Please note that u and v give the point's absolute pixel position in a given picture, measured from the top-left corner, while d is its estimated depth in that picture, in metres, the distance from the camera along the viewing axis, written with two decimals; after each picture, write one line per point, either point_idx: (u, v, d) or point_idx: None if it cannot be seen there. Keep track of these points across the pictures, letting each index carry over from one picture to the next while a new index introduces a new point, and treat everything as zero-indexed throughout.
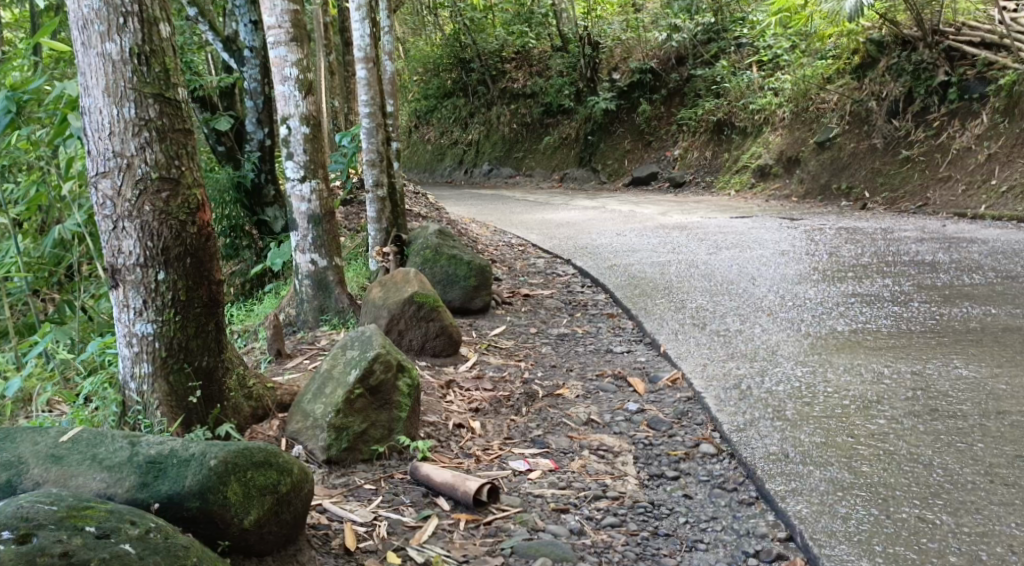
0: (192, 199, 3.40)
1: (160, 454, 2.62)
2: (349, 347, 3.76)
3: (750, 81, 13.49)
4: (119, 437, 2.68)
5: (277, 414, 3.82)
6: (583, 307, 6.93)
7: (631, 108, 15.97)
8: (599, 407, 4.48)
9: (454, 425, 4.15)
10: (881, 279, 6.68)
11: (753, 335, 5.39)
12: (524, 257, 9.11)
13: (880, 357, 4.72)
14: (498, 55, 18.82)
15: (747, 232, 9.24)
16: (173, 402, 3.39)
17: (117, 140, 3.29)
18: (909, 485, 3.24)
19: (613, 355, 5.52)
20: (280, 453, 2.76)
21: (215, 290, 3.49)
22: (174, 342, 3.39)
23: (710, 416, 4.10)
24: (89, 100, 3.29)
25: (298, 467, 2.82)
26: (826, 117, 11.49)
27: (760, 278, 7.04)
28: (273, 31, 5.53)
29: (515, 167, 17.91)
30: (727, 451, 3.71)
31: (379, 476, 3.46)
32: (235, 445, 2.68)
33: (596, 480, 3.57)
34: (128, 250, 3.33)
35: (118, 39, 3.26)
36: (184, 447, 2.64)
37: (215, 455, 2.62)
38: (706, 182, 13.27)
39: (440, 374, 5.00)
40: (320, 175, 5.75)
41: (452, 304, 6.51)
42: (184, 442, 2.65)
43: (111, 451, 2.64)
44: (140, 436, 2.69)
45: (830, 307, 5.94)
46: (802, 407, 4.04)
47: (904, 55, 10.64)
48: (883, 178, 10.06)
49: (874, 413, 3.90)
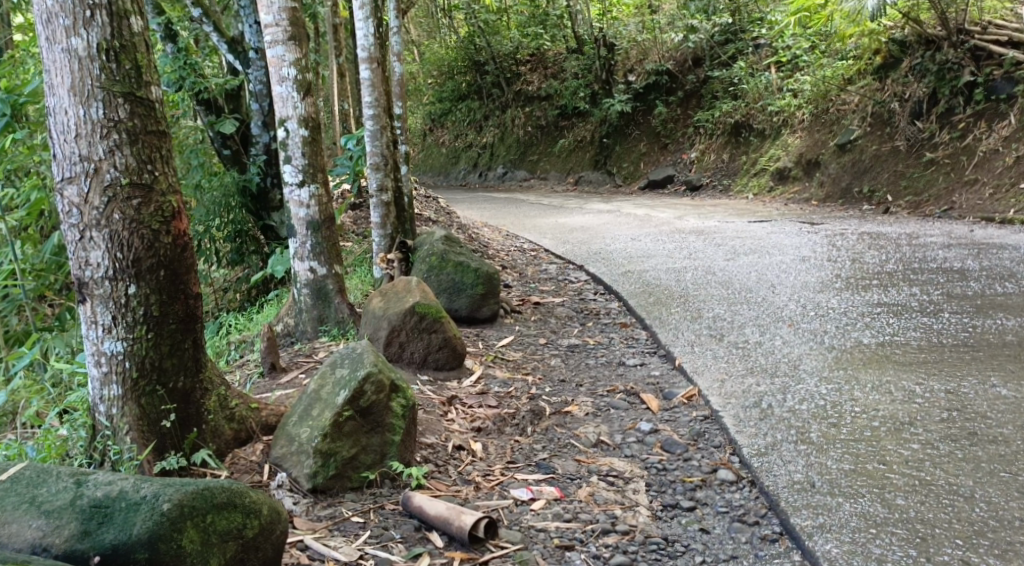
0: (167, 207, 3.14)
1: (106, 497, 2.43)
2: (338, 365, 3.50)
3: (769, 82, 13.12)
4: (64, 476, 2.50)
5: (262, 437, 3.55)
6: (595, 316, 6.64)
7: (646, 110, 15.69)
8: (610, 427, 4.19)
9: (453, 447, 3.88)
10: (908, 287, 6.35)
11: (775, 347, 5.08)
12: (535, 262, 8.84)
13: (911, 373, 4.40)
14: (512, 57, 18.53)
15: (766, 237, 8.91)
16: (144, 427, 3.15)
17: (84, 143, 3.03)
18: (950, 522, 2.93)
19: (625, 369, 5.22)
20: (245, 493, 2.56)
21: (192, 305, 3.24)
22: (146, 361, 3.14)
23: (728, 438, 3.80)
24: (53, 100, 3.04)
25: (268, 507, 2.62)
26: (847, 118, 11.14)
27: (780, 286, 6.73)
28: (270, 30, 5.26)
29: (529, 170, 17.64)
30: (747, 478, 3.42)
31: (368, 507, 3.20)
32: (193, 485, 2.49)
33: (605, 510, 3.28)
34: (95, 262, 3.07)
35: (84, 33, 3.00)
36: (135, 489, 2.45)
37: (170, 498, 2.42)
38: (723, 185, 12.93)
39: (443, 389, 4.72)
40: (319, 180, 5.48)
41: (458, 313, 6.24)
42: (134, 483, 2.46)
43: (52, 493, 2.46)
44: (87, 475, 2.51)
45: (855, 317, 5.62)
46: (828, 429, 3.73)
47: (929, 54, 10.25)
48: (907, 181, 9.70)
49: (907, 437, 3.59)
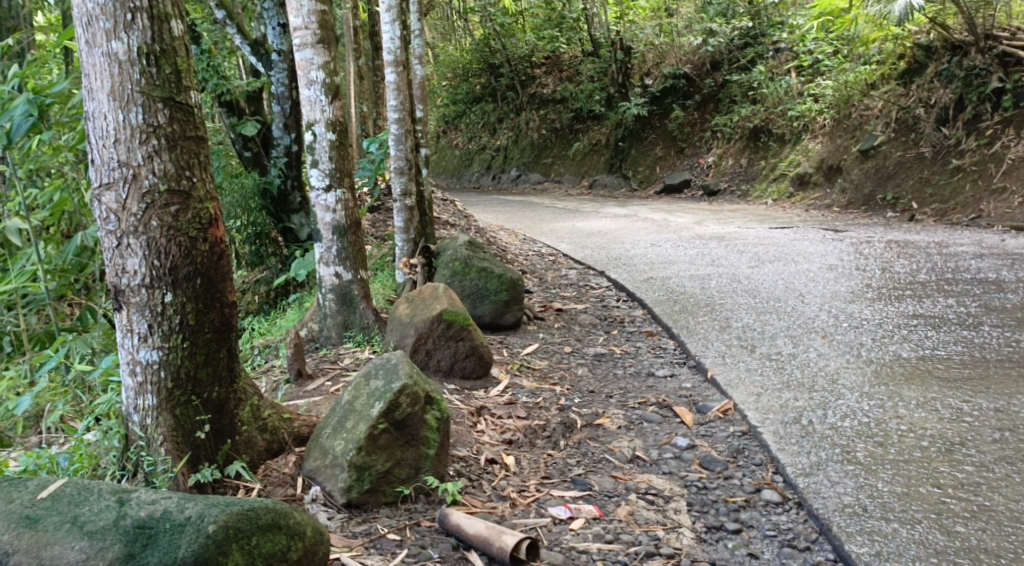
0: (204, 214, 3.09)
1: (150, 518, 2.39)
2: (372, 376, 3.42)
3: (789, 87, 13.00)
4: (106, 495, 2.46)
5: (294, 448, 3.48)
6: (619, 324, 6.55)
7: (664, 114, 15.59)
8: (645, 442, 4.14)
9: (486, 460, 3.82)
10: (943, 298, 6.25)
11: (810, 360, 4.99)
12: (555, 267, 8.75)
13: (955, 389, 4.36)
14: (528, 60, 18.46)
15: (791, 244, 8.80)
16: (178, 439, 3.09)
17: (123, 149, 2.98)
18: (1015, 551, 3.01)
19: (655, 380, 5.13)
20: (289, 514, 2.54)
21: (227, 314, 3.18)
22: (181, 371, 3.08)
23: (769, 456, 3.82)
24: (93, 105, 2.98)
25: (311, 529, 2.61)
26: (870, 123, 10.97)
27: (809, 295, 6.63)
28: (299, 32, 5.22)
29: (544, 173, 17.54)
30: (794, 500, 3.47)
31: (403, 524, 3.14)
32: (238, 506, 2.45)
33: (647, 531, 3.29)
34: (132, 270, 3.01)
35: (125, 37, 2.95)
36: (179, 509, 2.41)
37: (215, 519, 2.38)
38: (742, 191, 12.81)
39: (470, 399, 4.64)
40: (346, 184, 5.41)
41: (481, 319, 6.17)
42: (178, 503, 2.42)
43: (94, 514, 2.40)
44: (129, 494, 2.46)
45: (892, 329, 5.52)
46: (874, 448, 3.77)
47: (955, 60, 10.15)
48: (933, 188, 9.56)
49: (959, 459, 3.62)
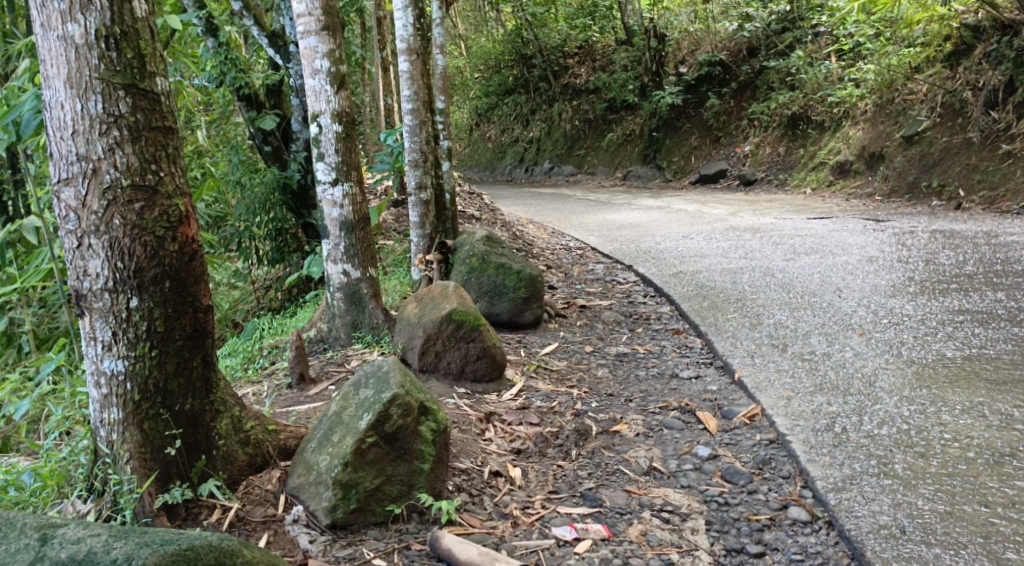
0: (173, 211, 2.86)
1: (73, 558, 2.21)
2: (362, 385, 3.18)
3: (829, 72, 12.54)
4: (28, 531, 2.28)
5: (280, 463, 3.25)
6: (645, 321, 6.23)
7: (699, 102, 15.14)
8: (664, 451, 3.85)
9: (490, 472, 3.55)
10: (991, 292, 5.84)
11: (845, 360, 4.63)
12: (582, 262, 8.43)
13: (1005, 394, 4.01)
14: (561, 50, 18.10)
15: (828, 235, 8.39)
16: (146, 455, 2.88)
17: (82, 141, 2.75)
18: None
19: (679, 382, 4.81)
20: (235, 553, 2.38)
21: (202, 319, 2.95)
22: (149, 382, 2.86)
23: (798, 467, 3.52)
24: (49, 93, 2.76)
25: None
26: (915, 108, 10.46)
27: (846, 289, 6.25)
28: (303, 19, 4.95)
29: (576, 164, 17.21)
30: (824, 519, 3.18)
31: (392, 548, 2.91)
32: (173, 546, 2.27)
33: (659, 554, 3.04)
34: (94, 272, 2.79)
35: (82, 18, 2.71)
36: (105, 550, 2.23)
37: (144, 562, 2.20)
38: (779, 180, 12.38)
39: (480, 404, 4.35)
40: (353, 178, 5.12)
41: (499, 318, 5.88)
42: (105, 543, 2.24)
43: (11, 552, 2.23)
44: (53, 531, 2.29)
45: (935, 326, 5.14)
46: (915, 459, 3.44)
47: (1005, 40, 9.61)
48: (981, 175, 9.06)
49: (1010, 472, 3.31)
